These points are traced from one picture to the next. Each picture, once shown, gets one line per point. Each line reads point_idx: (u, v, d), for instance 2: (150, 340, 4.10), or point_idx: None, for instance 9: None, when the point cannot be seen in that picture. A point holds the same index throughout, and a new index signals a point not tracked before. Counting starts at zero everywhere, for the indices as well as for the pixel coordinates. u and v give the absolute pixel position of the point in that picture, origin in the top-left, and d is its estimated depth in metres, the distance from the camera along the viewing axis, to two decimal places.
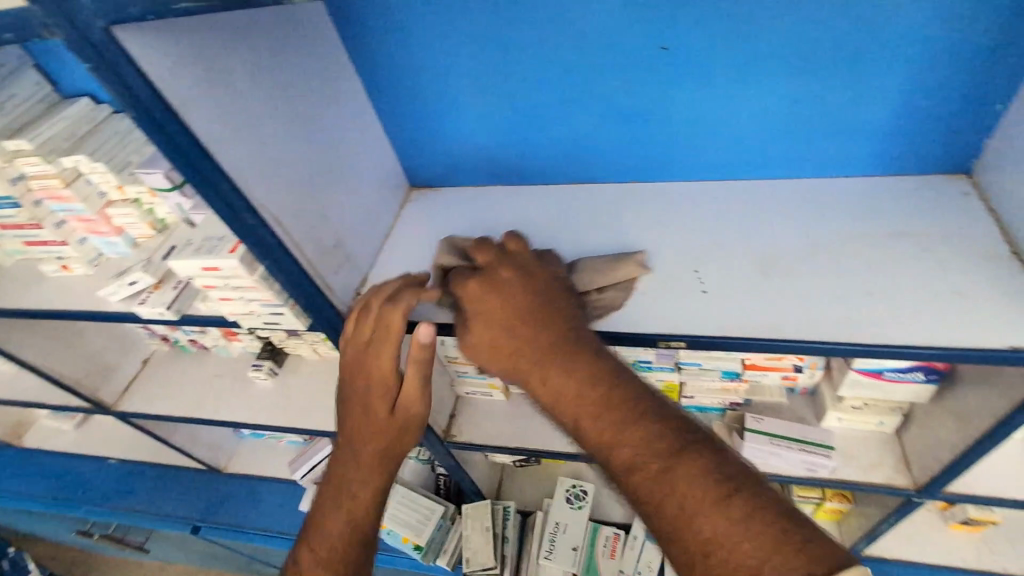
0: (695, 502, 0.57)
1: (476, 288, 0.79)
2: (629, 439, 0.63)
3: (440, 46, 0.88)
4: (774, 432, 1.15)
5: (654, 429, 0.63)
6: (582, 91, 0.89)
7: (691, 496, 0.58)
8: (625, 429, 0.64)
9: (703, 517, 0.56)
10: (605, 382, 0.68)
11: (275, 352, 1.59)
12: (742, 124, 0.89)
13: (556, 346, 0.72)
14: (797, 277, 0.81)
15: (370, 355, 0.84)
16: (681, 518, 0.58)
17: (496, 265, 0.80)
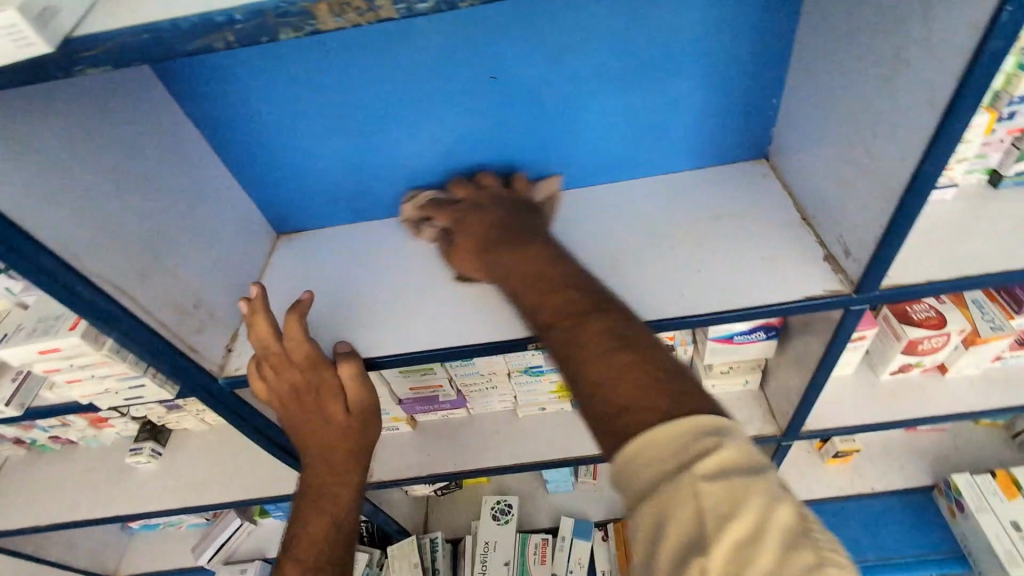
0: (592, 349, 0.66)
1: (274, 369, 0.85)
2: (580, 300, 0.72)
3: (279, 97, 0.89)
4: None
5: (575, 295, 0.73)
6: (423, 126, 0.95)
7: (592, 351, 0.66)
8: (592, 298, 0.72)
9: (592, 360, 0.65)
10: (573, 286, 0.75)
11: (156, 431, 1.46)
12: (580, 134, 0.99)
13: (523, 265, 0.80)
14: (639, 266, 0.91)
15: (318, 412, 0.87)
16: (575, 368, 0.66)
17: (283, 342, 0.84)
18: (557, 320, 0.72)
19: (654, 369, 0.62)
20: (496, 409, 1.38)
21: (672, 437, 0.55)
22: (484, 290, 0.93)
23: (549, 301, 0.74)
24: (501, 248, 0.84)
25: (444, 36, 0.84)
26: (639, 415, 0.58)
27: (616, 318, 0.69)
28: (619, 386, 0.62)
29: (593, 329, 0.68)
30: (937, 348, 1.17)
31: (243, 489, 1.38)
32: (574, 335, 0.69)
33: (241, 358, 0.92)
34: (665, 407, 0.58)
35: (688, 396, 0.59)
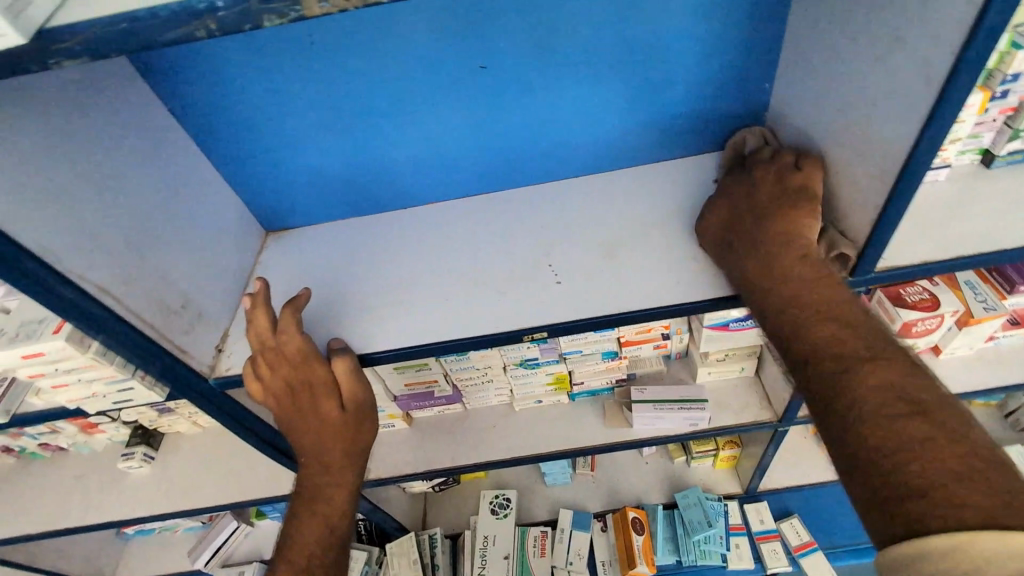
0: (876, 403, 0.60)
1: (266, 365, 0.83)
2: (826, 332, 0.68)
3: (263, 89, 0.87)
4: (657, 398, 1.25)
5: (835, 334, 0.68)
6: (412, 118, 0.94)
7: (875, 401, 0.61)
8: (848, 327, 0.68)
9: (881, 416, 0.59)
10: (858, 311, 0.69)
11: (148, 434, 1.44)
12: (571, 122, 0.97)
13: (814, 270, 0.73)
14: (634, 255, 0.90)
15: (310, 408, 0.86)
16: (858, 413, 0.61)
17: (277, 338, 0.83)
18: (824, 349, 0.67)
19: (960, 447, 0.55)
20: (492, 404, 1.37)
21: (1016, 555, 0.46)
22: (477, 283, 0.92)
23: (813, 327, 0.69)
24: (771, 232, 0.77)
25: (432, 25, 0.82)
26: (949, 503, 0.51)
27: (904, 367, 0.63)
28: (913, 465, 0.55)
29: (879, 383, 0.62)
30: (931, 330, 1.18)
31: (239, 490, 1.36)
32: (868, 383, 0.62)
33: (233, 358, 0.90)
34: (988, 504, 0.50)
35: (1018, 493, 0.51)
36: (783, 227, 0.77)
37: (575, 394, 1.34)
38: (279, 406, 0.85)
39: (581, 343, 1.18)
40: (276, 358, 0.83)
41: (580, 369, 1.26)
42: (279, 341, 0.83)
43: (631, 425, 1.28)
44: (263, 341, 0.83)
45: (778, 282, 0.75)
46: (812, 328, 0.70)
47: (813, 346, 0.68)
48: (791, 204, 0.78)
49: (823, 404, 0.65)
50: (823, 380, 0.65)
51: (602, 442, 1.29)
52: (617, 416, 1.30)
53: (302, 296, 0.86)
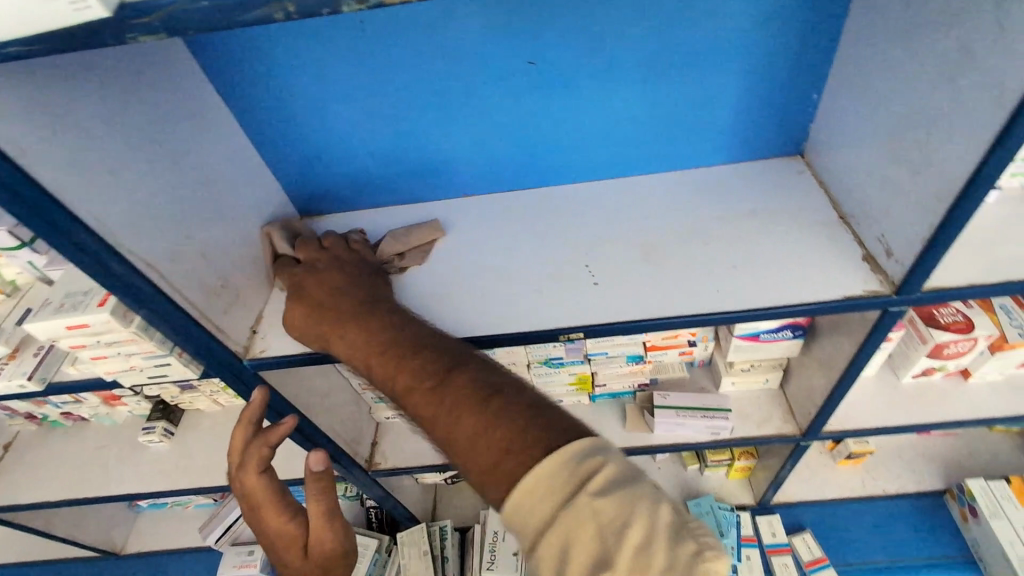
0: (463, 401, 0.65)
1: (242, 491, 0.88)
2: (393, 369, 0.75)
3: (311, 75, 0.87)
4: (679, 405, 1.25)
5: (419, 361, 0.73)
6: (456, 112, 0.93)
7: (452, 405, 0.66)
8: (411, 359, 0.74)
9: (465, 412, 0.64)
10: (417, 347, 0.76)
11: (169, 410, 1.45)
12: (614, 123, 0.97)
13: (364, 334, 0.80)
14: (673, 260, 0.89)
15: (275, 542, 0.87)
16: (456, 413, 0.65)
17: (246, 467, 0.86)
18: (410, 380, 0.72)
19: (523, 407, 0.62)
20: None
21: (556, 470, 0.53)
22: (512, 279, 0.92)
23: (400, 365, 0.74)
24: (308, 310, 0.85)
25: (484, 20, 0.82)
26: (520, 455, 0.56)
27: (478, 368, 0.70)
28: (485, 441, 0.60)
29: (452, 389, 0.68)
30: (963, 352, 1.16)
31: None
32: (438, 395, 0.68)
33: (266, 342, 0.90)
34: (544, 440, 0.57)
35: (560, 427, 0.58)
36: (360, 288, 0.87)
37: (595, 396, 1.33)
38: (252, 524, 0.90)
39: (607, 345, 1.17)
40: (245, 484, 0.87)
41: (603, 371, 1.26)
42: (245, 466, 0.86)
43: (652, 430, 1.27)
44: (238, 465, 0.87)
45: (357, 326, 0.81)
46: (386, 362, 0.76)
47: (400, 378, 0.74)
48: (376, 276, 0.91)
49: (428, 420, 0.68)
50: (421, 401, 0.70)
51: (621, 445, 1.29)
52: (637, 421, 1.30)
53: (276, 423, 0.85)
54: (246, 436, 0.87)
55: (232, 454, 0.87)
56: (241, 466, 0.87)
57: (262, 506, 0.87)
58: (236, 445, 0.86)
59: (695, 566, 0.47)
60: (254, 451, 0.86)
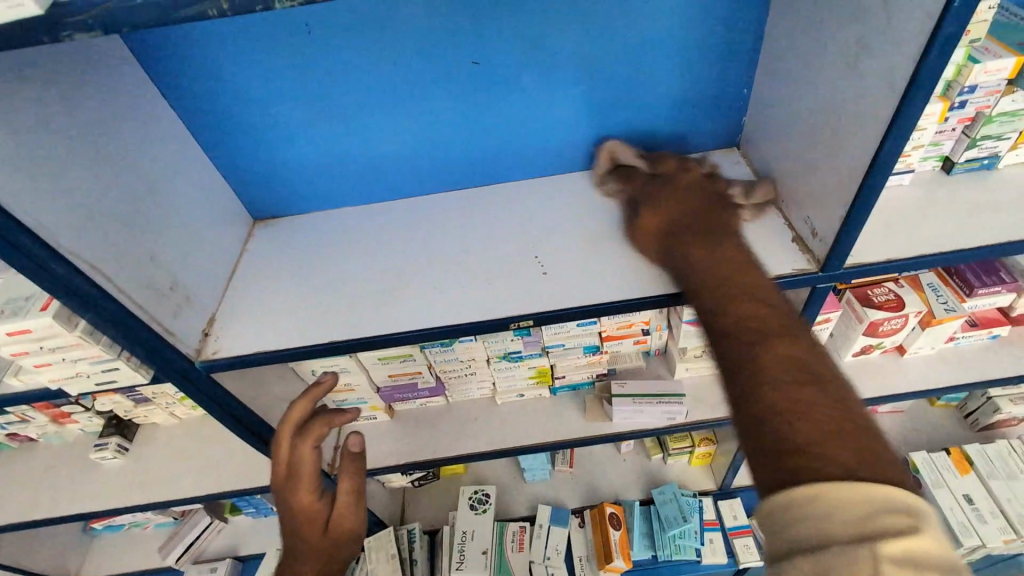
0: (777, 367, 0.60)
1: (284, 455, 0.88)
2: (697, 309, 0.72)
3: (257, 76, 0.88)
4: (636, 392, 1.29)
5: (752, 308, 0.67)
6: (405, 111, 0.96)
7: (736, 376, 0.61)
8: (739, 301, 0.68)
9: (771, 377, 0.59)
10: (751, 293, 0.69)
11: (123, 425, 1.41)
12: (559, 120, 1.01)
13: (730, 258, 0.76)
14: (618, 248, 0.94)
15: (302, 513, 0.88)
16: (751, 373, 0.60)
17: (301, 437, 0.87)
18: (734, 322, 0.66)
19: (842, 413, 0.55)
20: (475, 397, 1.39)
21: (855, 501, 0.47)
22: (465, 272, 0.94)
23: (731, 302, 0.69)
24: (679, 238, 0.82)
25: (428, 21, 0.85)
26: (818, 461, 0.51)
27: (808, 346, 0.62)
28: (796, 422, 0.54)
29: (778, 348, 0.61)
30: (896, 329, 1.24)
31: (216, 483, 1.35)
32: (774, 348, 0.61)
33: (219, 343, 0.90)
34: (846, 464, 0.50)
35: (881, 460, 0.51)
36: (715, 221, 0.82)
37: (557, 388, 1.36)
38: (279, 489, 0.88)
39: (564, 336, 1.21)
40: (294, 452, 0.87)
41: (563, 363, 1.29)
42: (304, 437, 0.86)
43: (610, 419, 1.31)
44: (293, 431, 0.88)
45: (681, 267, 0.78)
46: (711, 291, 0.72)
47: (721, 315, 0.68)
48: (715, 207, 0.85)
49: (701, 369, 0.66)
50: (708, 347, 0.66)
51: (583, 435, 1.32)
52: (597, 410, 1.33)
53: (347, 412, 0.87)
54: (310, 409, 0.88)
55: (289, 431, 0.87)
56: (294, 432, 0.88)
57: (298, 478, 0.87)
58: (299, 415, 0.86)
59: None
60: (315, 428, 0.87)
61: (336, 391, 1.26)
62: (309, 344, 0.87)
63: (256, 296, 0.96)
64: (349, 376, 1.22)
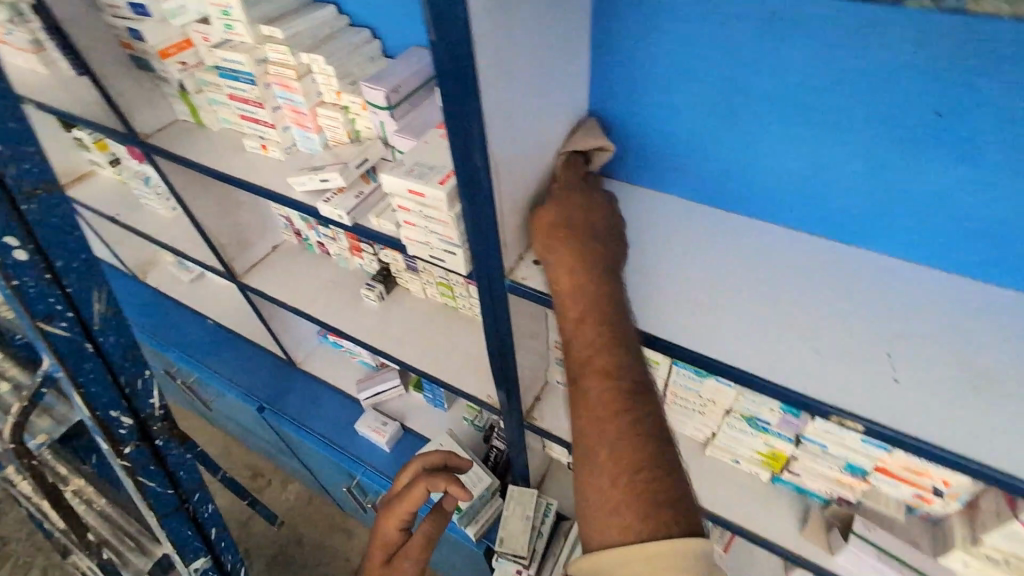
0: (611, 484, 0.74)
1: (412, 477, 1.42)
2: (586, 307, 0.83)
3: (692, 44, 0.90)
4: (884, 546, 1.02)
5: (628, 444, 0.75)
6: (812, 133, 0.89)
7: (601, 399, 0.78)
8: (600, 411, 0.78)
9: (610, 479, 0.75)
10: (623, 423, 0.76)
11: (387, 278, 1.67)
12: (986, 215, 0.83)
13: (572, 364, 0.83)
14: (1002, 402, 0.74)
15: (394, 509, 1.38)
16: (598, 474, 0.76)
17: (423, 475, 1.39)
18: (597, 440, 0.77)
19: (654, 490, 0.72)
20: (683, 432, 1.29)
21: (673, 561, 0.67)
22: (794, 328, 0.84)
23: (596, 409, 0.78)
24: (581, 359, 0.82)
25: (910, 51, 0.76)
26: (641, 508, 0.72)
27: (647, 446, 0.75)
28: (619, 501, 0.73)
29: (623, 453, 0.75)
30: None
31: (433, 365, 1.50)
32: (618, 457, 0.75)
33: (529, 271, 0.95)
34: (656, 528, 0.70)
35: (669, 513, 0.71)
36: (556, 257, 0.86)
37: (778, 479, 1.18)
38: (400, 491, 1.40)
39: (833, 440, 1.00)
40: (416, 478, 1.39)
41: (805, 462, 1.09)
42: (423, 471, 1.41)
43: (832, 553, 1.08)
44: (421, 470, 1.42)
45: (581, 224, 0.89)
46: (595, 415, 0.78)
47: (591, 442, 0.78)
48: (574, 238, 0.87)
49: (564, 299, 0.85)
50: (577, 369, 0.82)
51: (784, 544, 1.13)
52: (817, 532, 1.11)
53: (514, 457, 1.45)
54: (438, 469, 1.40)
55: (438, 458, 1.45)
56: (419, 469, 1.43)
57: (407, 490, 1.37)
58: (433, 459, 1.43)
59: None
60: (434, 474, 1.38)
61: None
62: None
63: None
64: None
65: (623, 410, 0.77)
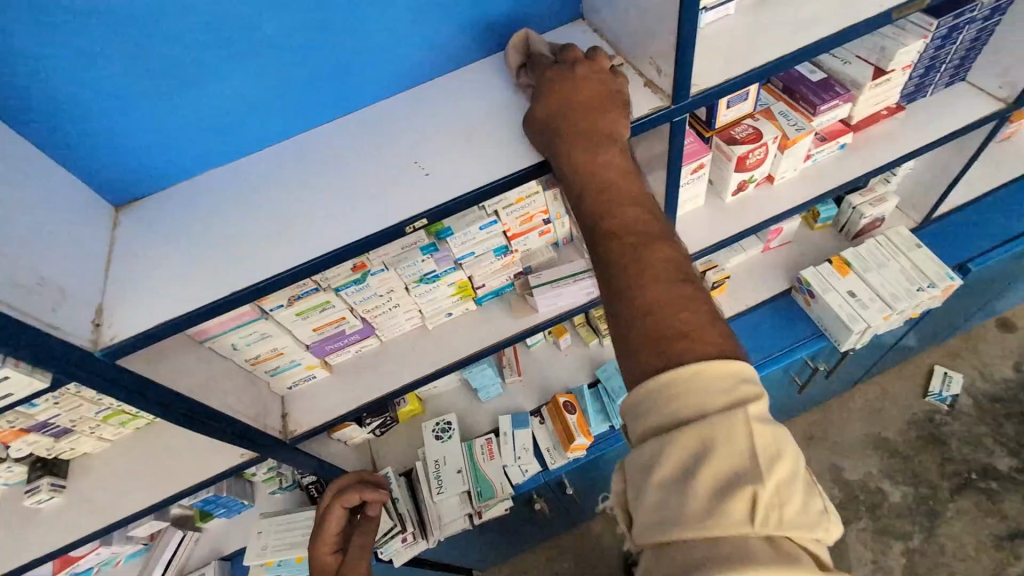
0: (648, 295, 0.71)
1: (329, 499, 1.36)
2: (604, 151, 0.83)
3: (58, 34, 0.80)
4: (553, 278, 1.34)
5: (655, 255, 0.74)
6: (234, 58, 0.91)
7: (632, 217, 0.78)
8: (631, 219, 0.78)
9: (651, 281, 0.72)
10: (659, 240, 0.76)
11: (49, 465, 1.30)
12: (403, 31, 0.99)
13: (598, 190, 0.81)
14: (494, 136, 0.96)
15: (321, 537, 1.30)
16: (624, 287, 0.73)
17: (339, 491, 1.36)
18: (623, 253, 0.75)
19: (694, 298, 0.71)
20: (406, 330, 1.40)
21: (722, 372, 0.64)
22: (353, 195, 0.94)
23: (621, 216, 0.78)
24: (603, 185, 0.81)
25: None
26: (687, 325, 0.68)
27: (678, 252, 0.75)
28: (667, 309, 0.70)
29: (651, 256, 0.74)
30: (761, 160, 1.37)
31: (169, 487, 1.28)
32: (641, 264, 0.73)
33: (116, 328, 0.85)
34: (714, 345, 0.67)
35: (718, 329, 0.69)
36: (591, 119, 0.85)
37: (481, 298, 1.40)
38: (320, 520, 1.34)
39: (472, 245, 1.22)
40: (331, 499, 1.35)
41: (477, 272, 1.31)
42: (337, 491, 1.36)
43: (536, 310, 1.37)
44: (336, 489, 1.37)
45: (595, 90, 0.88)
46: (623, 227, 0.77)
47: (611, 253, 0.76)
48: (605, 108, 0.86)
49: (570, 150, 0.84)
50: (593, 203, 0.81)
51: (515, 331, 1.37)
52: (523, 305, 1.39)
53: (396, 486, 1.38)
54: (352, 482, 1.37)
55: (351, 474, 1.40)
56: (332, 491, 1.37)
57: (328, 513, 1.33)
58: (343, 477, 1.39)
59: (821, 518, 0.62)
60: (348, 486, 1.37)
61: (266, 359, 1.22)
62: (210, 302, 0.86)
63: (138, 277, 0.91)
64: (273, 340, 1.17)
65: (649, 227, 0.77)
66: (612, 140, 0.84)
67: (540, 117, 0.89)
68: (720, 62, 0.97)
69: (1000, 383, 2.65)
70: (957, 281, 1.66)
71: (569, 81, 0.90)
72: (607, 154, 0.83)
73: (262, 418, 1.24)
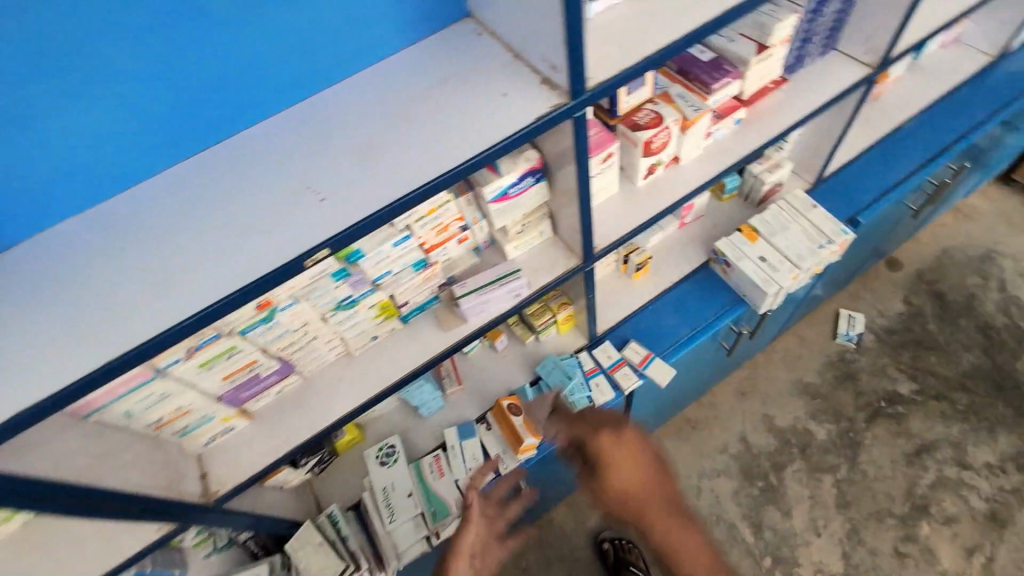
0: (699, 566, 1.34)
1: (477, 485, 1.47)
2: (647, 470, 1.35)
3: None
4: (478, 285, 1.28)
5: (673, 513, 1.34)
6: (68, 96, 0.81)
7: (659, 491, 1.35)
8: (654, 488, 1.34)
9: (684, 554, 1.35)
10: (667, 495, 1.36)
11: None
12: (274, 45, 0.91)
13: (638, 486, 1.34)
14: (387, 150, 0.89)
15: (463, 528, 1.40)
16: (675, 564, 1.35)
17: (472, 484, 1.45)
18: (647, 508, 1.33)
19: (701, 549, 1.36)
20: (330, 361, 1.31)
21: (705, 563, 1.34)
22: (239, 230, 0.85)
23: (655, 476, 1.35)
24: (632, 462, 1.35)
25: None
26: (701, 560, 1.36)
27: (676, 499, 1.36)
28: (700, 563, 1.35)
29: (666, 508, 1.34)
30: (666, 143, 1.39)
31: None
32: (676, 518, 1.33)
33: None
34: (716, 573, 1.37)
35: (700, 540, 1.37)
36: (624, 451, 1.36)
37: (406, 316, 1.32)
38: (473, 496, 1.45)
39: (387, 263, 1.14)
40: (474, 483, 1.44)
41: (398, 290, 1.24)
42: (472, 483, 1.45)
43: (465, 320, 1.31)
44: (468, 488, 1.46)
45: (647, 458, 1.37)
46: (648, 492, 1.34)
47: (661, 536, 1.34)
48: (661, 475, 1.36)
49: (625, 485, 1.34)
50: (632, 495, 1.34)
51: (447, 345, 1.31)
52: (451, 317, 1.33)
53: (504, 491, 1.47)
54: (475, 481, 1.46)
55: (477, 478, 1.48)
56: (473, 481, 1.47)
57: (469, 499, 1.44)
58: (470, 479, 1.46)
59: None
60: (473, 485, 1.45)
61: (171, 420, 1.09)
62: (77, 377, 0.74)
63: None
64: (175, 398, 1.04)
65: (659, 480, 1.35)
66: (659, 468, 1.36)
67: (620, 481, 1.34)
68: (612, 52, 0.96)
69: (896, 317, 2.93)
70: (850, 235, 1.79)
71: (626, 442, 1.37)
72: (642, 478, 1.34)
73: (177, 484, 1.11)
